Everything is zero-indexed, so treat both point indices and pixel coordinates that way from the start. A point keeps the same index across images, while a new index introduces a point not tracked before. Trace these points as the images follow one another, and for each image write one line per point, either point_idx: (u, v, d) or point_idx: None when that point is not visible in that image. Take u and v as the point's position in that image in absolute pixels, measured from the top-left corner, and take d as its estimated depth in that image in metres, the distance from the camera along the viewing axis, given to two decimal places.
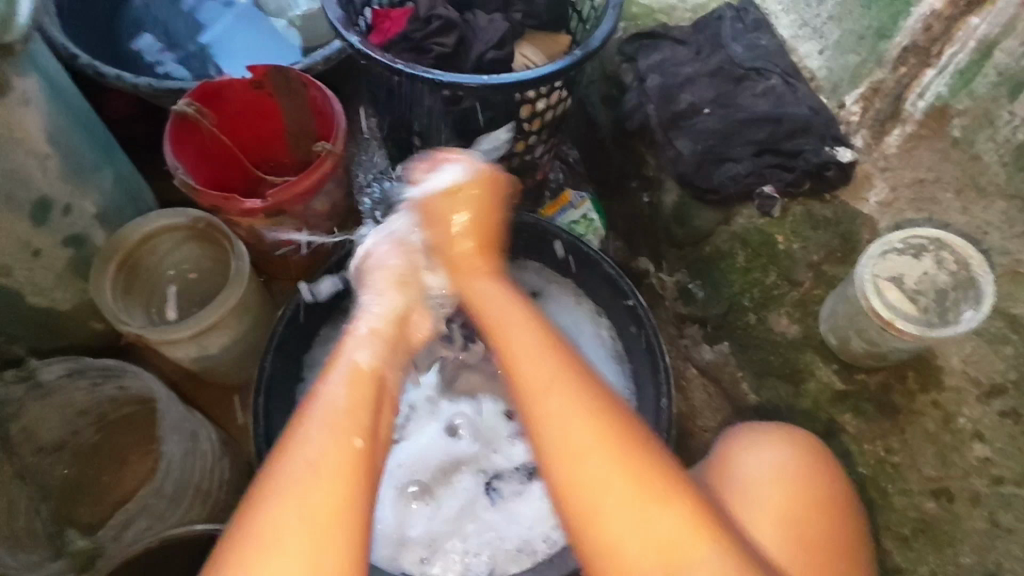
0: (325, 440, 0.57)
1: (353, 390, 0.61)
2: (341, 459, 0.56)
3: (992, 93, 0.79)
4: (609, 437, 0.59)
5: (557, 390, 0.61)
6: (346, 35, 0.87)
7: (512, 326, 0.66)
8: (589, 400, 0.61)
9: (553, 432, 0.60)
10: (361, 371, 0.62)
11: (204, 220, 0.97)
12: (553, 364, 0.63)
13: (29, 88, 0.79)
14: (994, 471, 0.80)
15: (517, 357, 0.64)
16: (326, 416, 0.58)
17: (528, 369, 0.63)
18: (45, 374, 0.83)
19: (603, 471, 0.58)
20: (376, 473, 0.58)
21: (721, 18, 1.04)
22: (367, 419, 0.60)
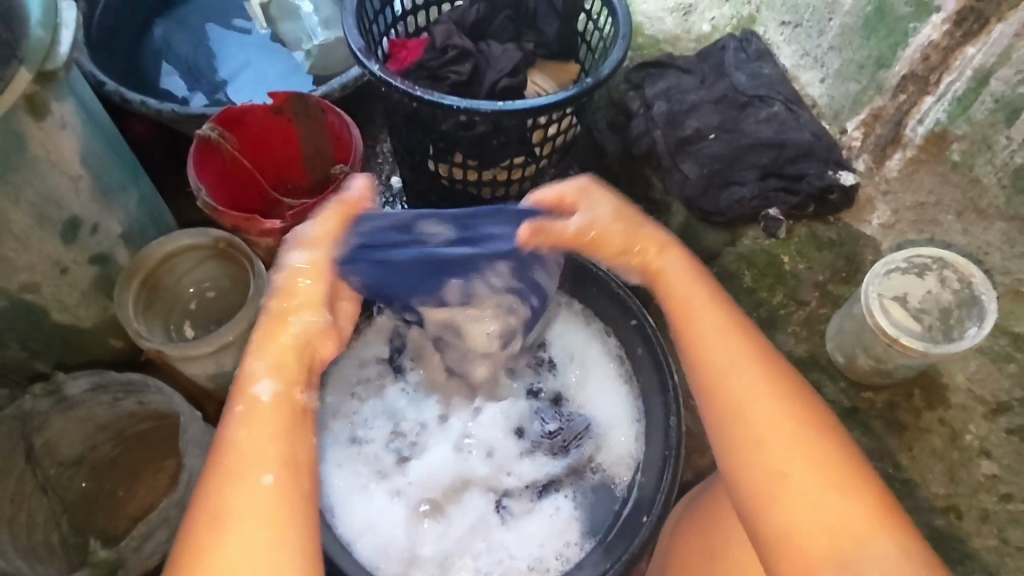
0: (225, 483, 0.57)
1: (259, 427, 0.60)
2: (249, 504, 0.56)
3: (990, 119, 0.81)
4: (794, 413, 0.62)
5: (742, 373, 0.64)
6: (367, 63, 0.90)
7: (692, 296, 0.69)
8: (781, 382, 0.63)
9: (733, 405, 0.63)
10: (266, 401, 0.62)
11: (225, 241, 1.00)
12: (744, 349, 0.65)
13: (65, 113, 0.83)
14: (1002, 488, 0.82)
15: (700, 331, 0.67)
16: (231, 459, 0.58)
17: (715, 352, 0.65)
18: (71, 388, 0.86)
19: (785, 441, 0.60)
20: (298, 494, 0.58)
21: (724, 48, 1.09)
22: (275, 451, 0.59)
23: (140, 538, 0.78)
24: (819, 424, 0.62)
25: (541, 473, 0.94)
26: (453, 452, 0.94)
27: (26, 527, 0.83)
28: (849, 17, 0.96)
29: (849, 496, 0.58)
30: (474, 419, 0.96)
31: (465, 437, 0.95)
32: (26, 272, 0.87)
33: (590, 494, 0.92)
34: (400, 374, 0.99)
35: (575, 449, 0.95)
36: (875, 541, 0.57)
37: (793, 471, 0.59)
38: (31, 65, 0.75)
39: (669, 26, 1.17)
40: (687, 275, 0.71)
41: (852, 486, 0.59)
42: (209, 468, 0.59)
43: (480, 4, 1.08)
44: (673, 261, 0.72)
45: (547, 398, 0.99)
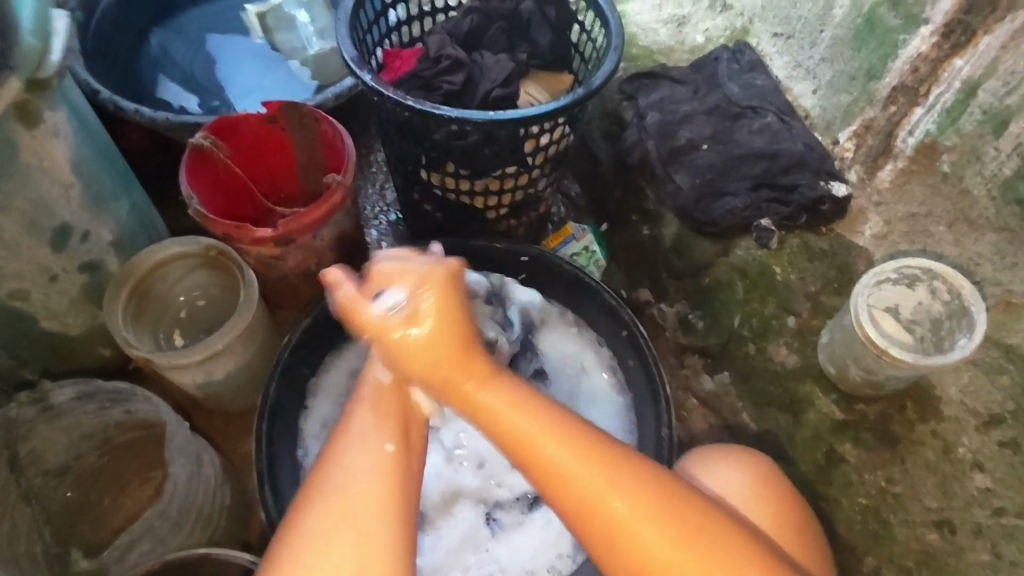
0: (360, 445, 0.62)
1: (380, 408, 0.65)
2: (377, 471, 0.61)
3: (979, 131, 0.82)
4: (660, 510, 0.59)
5: (597, 494, 0.59)
6: (359, 73, 0.91)
7: (528, 425, 0.61)
8: (628, 481, 0.59)
9: (600, 525, 0.59)
10: (383, 388, 0.66)
11: (216, 249, 0.99)
12: (572, 450, 0.60)
13: (58, 121, 0.84)
14: (995, 502, 0.80)
15: (548, 471, 0.60)
16: (361, 427, 0.64)
17: (542, 451, 0.60)
18: (57, 397, 0.85)
19: (659, 546, 0.58)
20: (408, 474, 0.62)
21: (717, 60, 1.09)
22: (394, 428, 0.64)
23: (123, 548, 0.78)
24: (680, 505, 0.59)
25: None
26: (443, 462, 0.93)
27: (9, 536, 0.81)
28: (840, 28, 0.96)
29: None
30: (463, 430, 0.94)
31: (455, 448, 0.94)
32: (15, 279, 0.87)
33: None
34: None
35: None
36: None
37: (675, 574, 0.58)
38: (22, 72, 0.75)
39: (663, 38, 1.18)
40: (503, 398, 0.62)
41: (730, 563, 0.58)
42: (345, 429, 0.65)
43: (474, 15, 1.09)
44: (489, 386, 0.63)
45: None
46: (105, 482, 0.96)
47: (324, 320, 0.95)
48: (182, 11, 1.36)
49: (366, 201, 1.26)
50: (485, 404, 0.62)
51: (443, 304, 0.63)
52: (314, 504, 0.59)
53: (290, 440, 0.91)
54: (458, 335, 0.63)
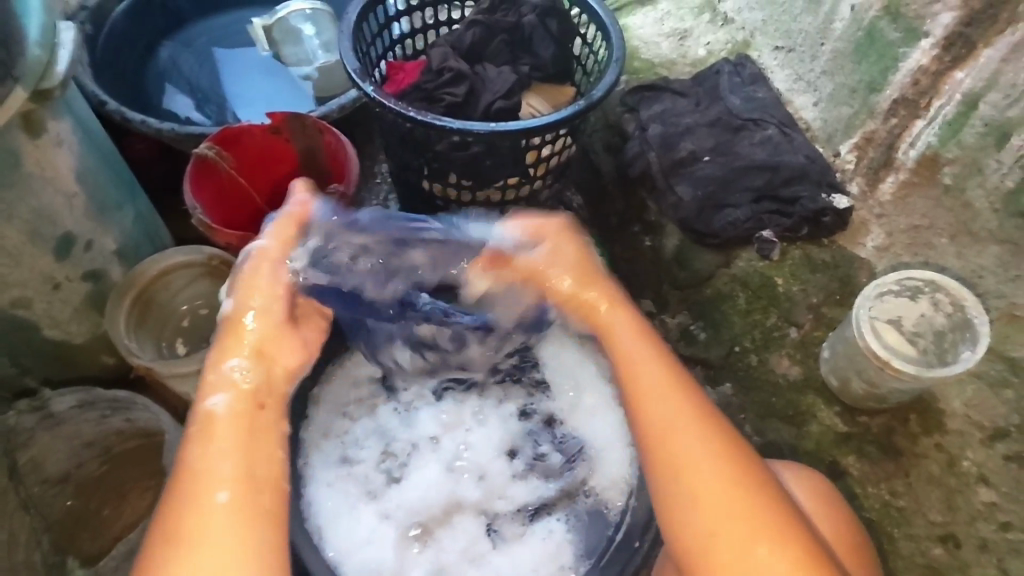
0: (185, 503, 0.61)
1: (209, 439, 0.65)
2: (206, 520, 0.60)
3: (980, 143, 0.82)
4: (723, 454, 0.63)
5: (679, 422, 0.65)
6: (363, 85, 0.92)
7: (634, 343, 0.72)
8: (715, 425, 0.65)
9: (683, 468, 0.62)
10: (219, 416, 0.66)
11: (218, 257, 1.01)
12: (692, 417, 0.65)
13: (62, 131, 0.85)
14: (1000, 516, 0.81)
15: (644, 388, 0.68)
16: (191, 481, 0.62)
17: (661, 410, 0.66)
18: (57, 405, 0.85)
19: (715, 486, 0.61)
20: (258, 512, 0.62)
21: (719, 73, 1.10)
22: (233, 468, 0.63)
23: (120, 558, 0.76)
24: (745, 461, 0.63)
25: (532, 495, 0.92)
26: (445, 473, 0.93)
27: (6, 546, 0.82)
28: (841, 42, 0.96)
29: (780, 543, 0.59)
30: (464, 442, 0.95)
31: (455, 459, 0.94)
32: (18, 287, 0.87)
33: (584, 519, 0.90)
34: (391, 393, 0.98)
35: (568, 472, 0.93)
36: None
37: (725, 524, 0.60)
38: (27, 83, 0.76)
39: (665, 51, 1.18)
40: (630, 333, 0.74)
41: (774, 531, 0.59)
42: (170, 490, 0.62)
43: (478, 27, 1.09)
44: (618, 312, 0.76)
45: (540, 419, 0.97)
46: (105, 491, 0.96)
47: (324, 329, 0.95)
48: (190, 24, 1.37)
49: None
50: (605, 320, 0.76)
51: (565, 242, 0.81)
52: (156, 571, 0.58)
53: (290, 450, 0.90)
54: (585, 268, 0.79)
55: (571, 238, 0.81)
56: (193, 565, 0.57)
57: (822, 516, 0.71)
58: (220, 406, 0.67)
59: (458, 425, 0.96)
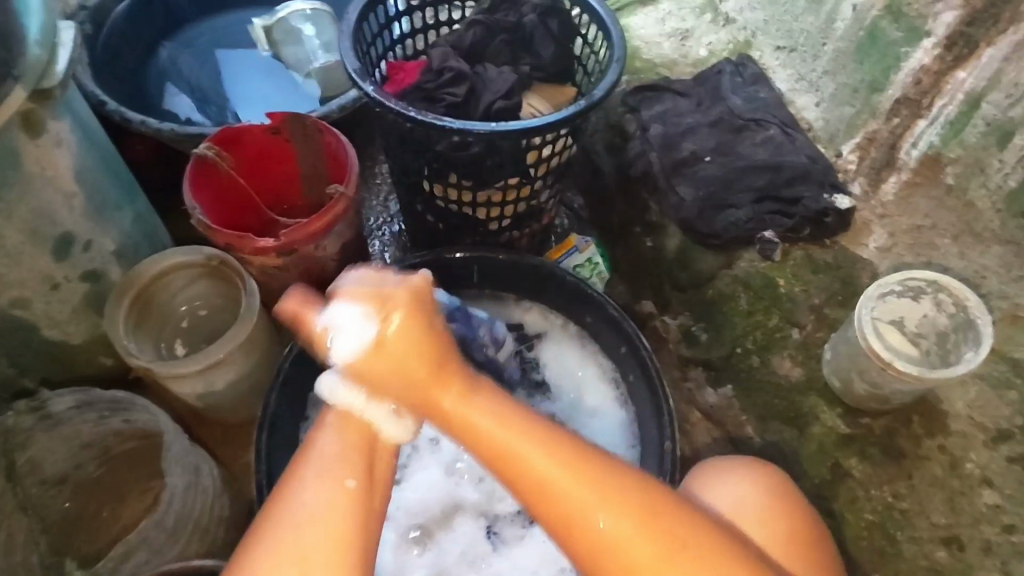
0: (318, 481, 0.57)
1: (343, 437, 0.59)
2: (336, 506, 0.55)
3: (982, 143, 0.82)
4: (631, 513, 0.55)
5: (575, 499, 0.55)
6: (362, 85, 0.91)
7: (493, 421, 0.57)
8: (610, 476, 0.56)
9: (612, 558, 0.54)
10: (352, 415, 0.60)
11: (217, 258, 0.99)
12: (591, 491, 0.55)
13: (61, 130, 0.84)
14: (1005, 519, 0.79)
15: (522, 470, 0.55)
16: (317, 465, 0.57)
17: (556, 491, 0.55)
18: (56, 405, 0.85)
19: (645, 559, 0.54)
20: (371, 510, 0.57)
21: (720, 72, 1.09)
22: (359, 460, 0.58)
23: (117, 559, 0.76)
24: (656, 502, 0.56)
25: None
26: (445, 475, 0.92)
27: (5, 547, 0.81)
28: (843, 42, 0.96)
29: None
30: None
31: (455, 461, 0.93)
32: (17, 287, 0.87)
33: None
34: None
35: None
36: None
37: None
38: (27, 82, 0.75)
39: (666, 51, 1.18)
40: (486, 409, 0.57)
41: (715, 569, 0.55)
42: (300, 470, 0.58)
43: (478, 28, 1.09)
44: (457, 388, 0.58)
45: None
46: (103, 491, 0.96)
47: None
48: (191, 24, 1.37)
49: (370, 213, 1.26)
50: (462, 413, 0.57)
51: (414, 329, 0.57)
52: (276, 552, 0.53)
53: (290, 451, 0.90)
54: (427, 352, 0.58)
55: (426, 310, 0.59)
56: (307, 551, 0.53)
57: (780, 519, 0.74)
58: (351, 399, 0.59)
59: None
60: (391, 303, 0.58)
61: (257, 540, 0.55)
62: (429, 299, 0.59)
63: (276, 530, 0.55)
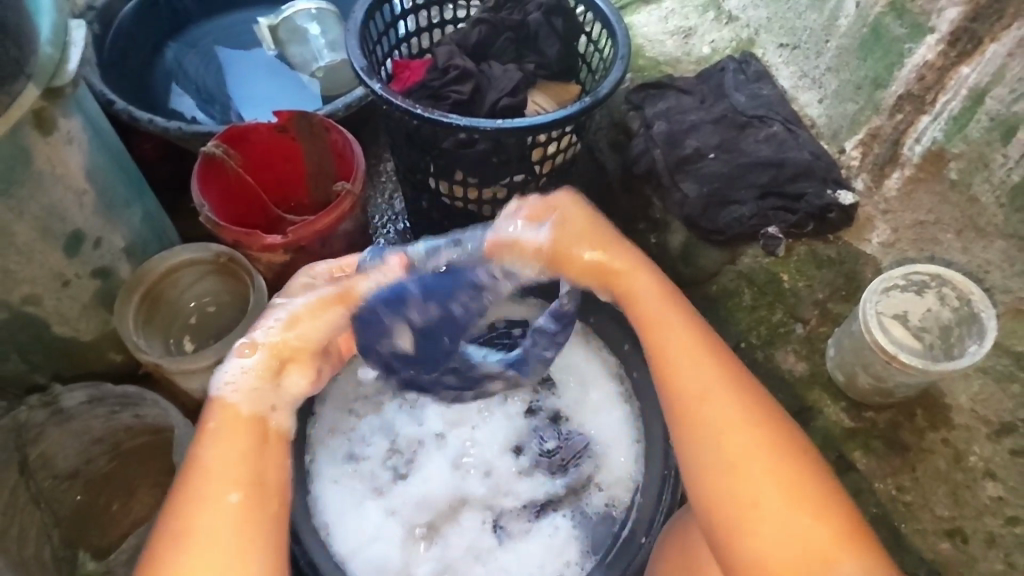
0: (196, 503, 0.59)
1: (226, 441, 0.63)
2: (217, 518, 0.59)
3: (986, 138, 0.82)
4: (755, 425, 0.63)
5: (715, 386, 0.64)
6: (370, 82, 0.92)
7: (656, 303, 0.71)
8: (752, 398, 0.64)
9: (710, 429, 0.63)
10: (234, 418, 0.64)
11: (226, 254, 1.00)
12: (718, 377, 0.65)
13: (72, 128, 0.85)
14: (1008, 511, 0.81)
15: (670, 348, 0.68)
16: (200, 480, 0.60)
17: (683, 359, 0.67)
18: (68, 400, 0.85)
19: (755, 459, 0.61)
20: (263, 519, 0.61)
21: (724, 70, 1.10)
22: (239, 473, 0.61)
23: (130, 551, 0.76)
24: (780, 426, 0.63)
25: (538, 492, 0.92)
26: (451, 469, 0.93)
27: (17, 542, 0.83)
28: (846, 39, 0.97)
29: (826, 519, 0.59)
30: (468, 435, 0.96)
31: (462, 455, 0.94)
32: (28, 284, 0.88)
33: (590, 516, 0.89)
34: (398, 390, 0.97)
35: (574, 469, 0.93)
36: (847, 567, 0.57)
37: (765, 495, 0.59)
38: (38, 80, 0.76)
39: (670, 49, 1.19)
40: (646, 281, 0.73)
41: (818, 505, 0.59)
42: (183, 482, 0.61)
43: (482, 26, 1.10)
44: (636, 270, 0.73)
45: (545, 416, 0.98)
46: (115, 487, 0.96)
47: None
48: (196, 24, 1.38)
49: (375, 210, 1.27)
50: (602, 261, 0.73)
51: (584, 227, 0.75)
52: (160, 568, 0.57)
53: None
54: (596, 236, 0.75)
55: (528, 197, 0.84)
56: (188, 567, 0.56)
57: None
58: (236, 399, 0.65)
59: (463, 421, 0.97)
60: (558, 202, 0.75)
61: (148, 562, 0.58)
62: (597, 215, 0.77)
63: (162, 552, 0.58)
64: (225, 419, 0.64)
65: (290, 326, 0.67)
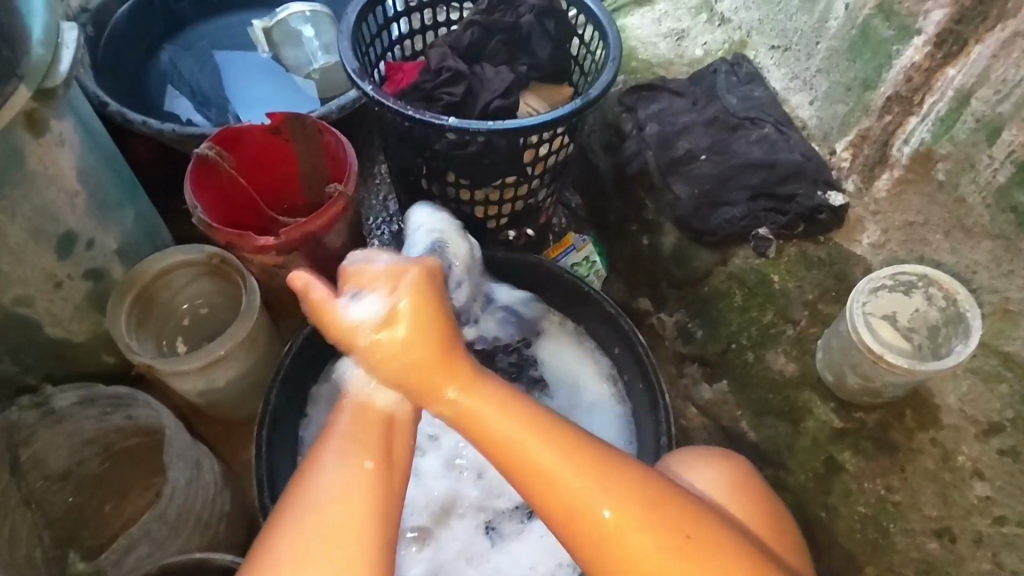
0: (339, 467, 0.60)
1: (361, 423, 0.63)
2: (360, 486, 0.59)
3: (972, 138, 0.83)
4: (634, 504, 0.57)
5: (582, 503, 0.57)
6: (361, 84, 0.92)
7: (499, 416, 0.60)
8: (616, 480, 0.58)
9: (604, 544, 0.57)
10: (368, 407, 0.63)
11: (218, 256, 1.00)
12: (573, 479, 0.58)
13: (64, 129, 0.86)
14: (995, 510, 0.81)
15: (507, 442, 0.59)
16: (341, 445, 0.61)
17: (524, 459, 0.58)
18: (58, 401, 0.86)
19: (647, 556, 0.56)
20: (391, 489, 0.61)
21: (716, 72, 1.10)
22: (374, 444, 0.62)
23: (121, 552, 0.76)
24: (665, 503, 0.58)
25: None
26: (445, 470, 0.93)
27: (7, 542, 0.82)
28: (835, 40, 0.97)
29: None
30: (462, 436, 0.95)
31: (455, 457, 0.94)
32: (20, 285, 0.88)
33: None
34: None
35: None
36: None
37: None
38: (31, 82, 0.77)
39: (663, 51, 1.19)
40: (490, 400, 0.60)
41: (720, 567, 0.57)
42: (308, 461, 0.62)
43: (475, 29, 1.10)
44: (470, 371, 0.61)
45: None
46: (108, 488, 0.97)
47: (324, 329, 0.95)
48: (192, 26, 1.38)
49: (369, 211, 1.28)
50: (466, 406, 0.60)
51: (424, 294, 0.61)
52: (302, 531, 0.57)
53: (290, 446, 0.91)
54: (439, 333, 0.61)
55: (438, 283, 0.63)
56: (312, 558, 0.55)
57: (741, 503, 0.71)
58: (361, 389, 0.64)
59: None
60: (399, 284, 0.61)
61: (284, 516, 0.58)
62: (440, 275, 0.65)
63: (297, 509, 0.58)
64: (350, 403, 0.64)
65: (363, 328, 0.69)
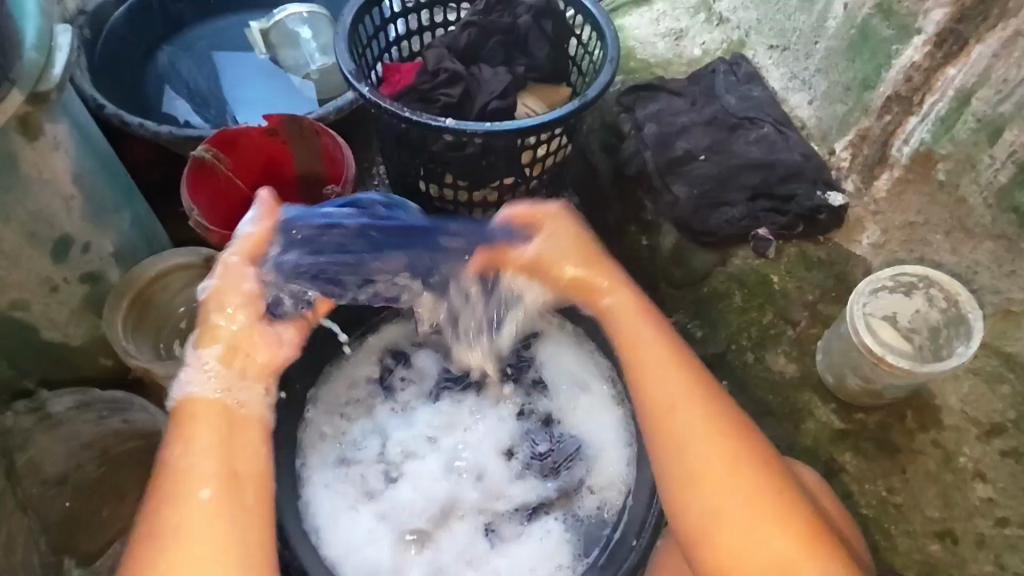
0: (177, 505, 0.63)
1: (202, 429, 0.67)
2: (187, 517, 0.62)
3: (973, 138, 0.82)
4: (718, 424, 0.67)
5: (679, 396, 0.69)
6: (358, 86, 0.92)
7: (630, 317, 0.75)
8: (713, 404, 0.69)
9: (683, 444, 0.67)
10: (202, 407, 0.68)
11: (214, 259, 1.02)
12: (682, 381, 0.70)
13: (59, 133, 0.85)
14: (998, 512, 0.81)
15: (643, 351, 0.73)
16: (174, 478, 0.64)
17: (646, 352, 0.73)
18: (54, 406, 0.89)
19: (716, 460, 0.65)
20: (241, 506, 0.64)
21: (715, 72, 1.10)
22: (215, 468, 0.65)
23: None
24: (750, 440, 0.67)
25: (531, 495, 0.92)
26: (445, 472, 0.92)
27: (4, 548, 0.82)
28: (835, 40, 0.97)
29: (782, 521, 0.63)
30: (463, 438, 0.95)
31: (455, 459, 0.93)
32: (16, 289, 0.87)
33: (581, 519, 0.90)
34: (389, 394, 0.98)
35: (566, 471, 0.93)
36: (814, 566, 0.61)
37: (727, 500, 0.64)
38: (24, 85, 0.76)
39: (661, 51, 1.19)
40: (626, 304, 0.76)
41: (776, 505, 0.64)
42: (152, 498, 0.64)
43: (472, 29, 1.10)
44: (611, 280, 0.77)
45: (538, 419, 0.97)
46: (103, 493, 0.95)
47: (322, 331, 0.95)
48: (189, 27, 1.37)
49: None
50: (616, 301, 0.76)
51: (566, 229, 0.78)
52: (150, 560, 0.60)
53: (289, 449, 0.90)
54: (587, 252, 0.78)
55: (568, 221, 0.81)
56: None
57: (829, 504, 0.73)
58: (201, 391, 0.69)
59: (456, 424, 0.96)
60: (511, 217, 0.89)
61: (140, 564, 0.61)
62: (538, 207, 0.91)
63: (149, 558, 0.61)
64: (183, 427, 0.67)
65: (219, 311, 0.71)
